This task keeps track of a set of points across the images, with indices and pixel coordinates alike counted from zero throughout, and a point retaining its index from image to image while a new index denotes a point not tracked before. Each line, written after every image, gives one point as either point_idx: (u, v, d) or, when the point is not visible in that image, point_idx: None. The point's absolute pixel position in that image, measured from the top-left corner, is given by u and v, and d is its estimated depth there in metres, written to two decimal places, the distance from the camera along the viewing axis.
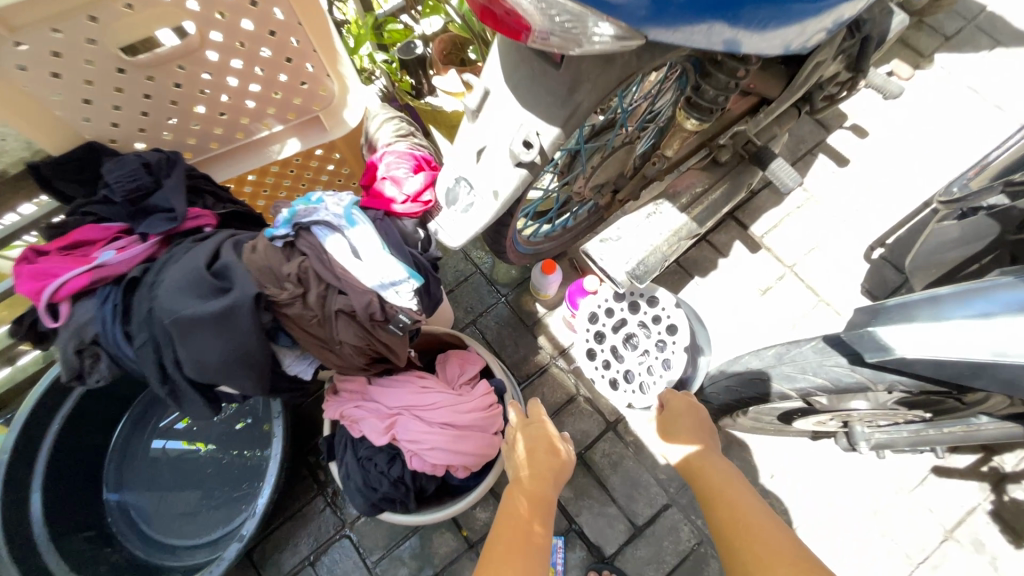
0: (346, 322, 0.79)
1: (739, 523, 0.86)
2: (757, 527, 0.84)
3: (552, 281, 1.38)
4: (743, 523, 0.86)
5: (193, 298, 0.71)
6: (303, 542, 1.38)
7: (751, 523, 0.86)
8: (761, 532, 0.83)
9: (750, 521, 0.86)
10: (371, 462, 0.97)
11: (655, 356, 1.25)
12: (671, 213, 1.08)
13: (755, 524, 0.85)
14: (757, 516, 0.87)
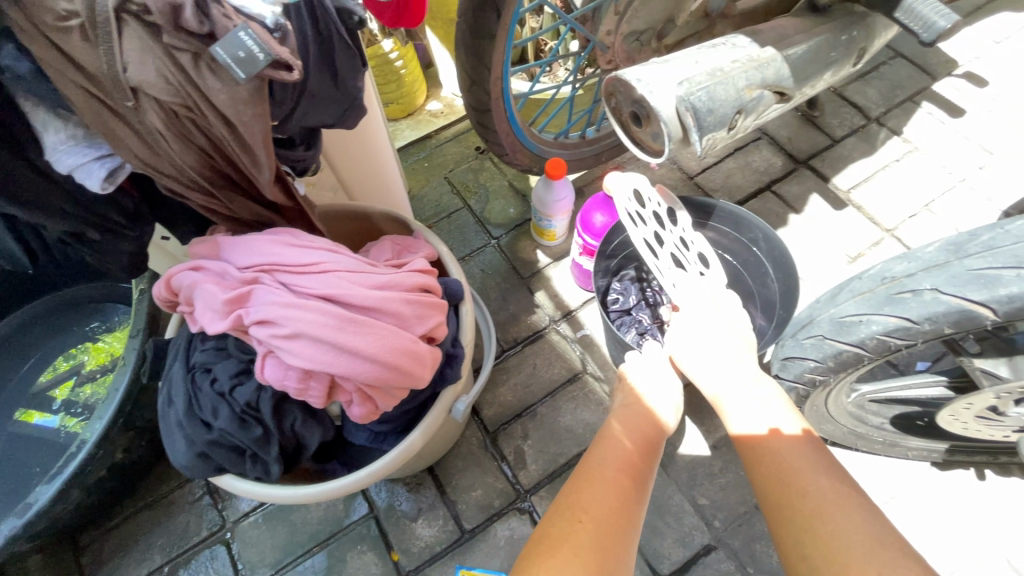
0: (139, 43, 0.41)
1: (788, 474, 0.56)
2: (822, 493, 0.54)
3: (562, 198, 0.99)
4: (797, 480, 0.55)
5: None
6: (156, 547, 0.94)
7: (808, 477, 0.55)
8: (818, 493, 0.54)
9: (807, 476, 0.55)
10: (208, 376, 0.55)
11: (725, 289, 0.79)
12: (749, 47, 0.68)
13: (819, 487, 0.54)
14: (812, 465, 0.56)
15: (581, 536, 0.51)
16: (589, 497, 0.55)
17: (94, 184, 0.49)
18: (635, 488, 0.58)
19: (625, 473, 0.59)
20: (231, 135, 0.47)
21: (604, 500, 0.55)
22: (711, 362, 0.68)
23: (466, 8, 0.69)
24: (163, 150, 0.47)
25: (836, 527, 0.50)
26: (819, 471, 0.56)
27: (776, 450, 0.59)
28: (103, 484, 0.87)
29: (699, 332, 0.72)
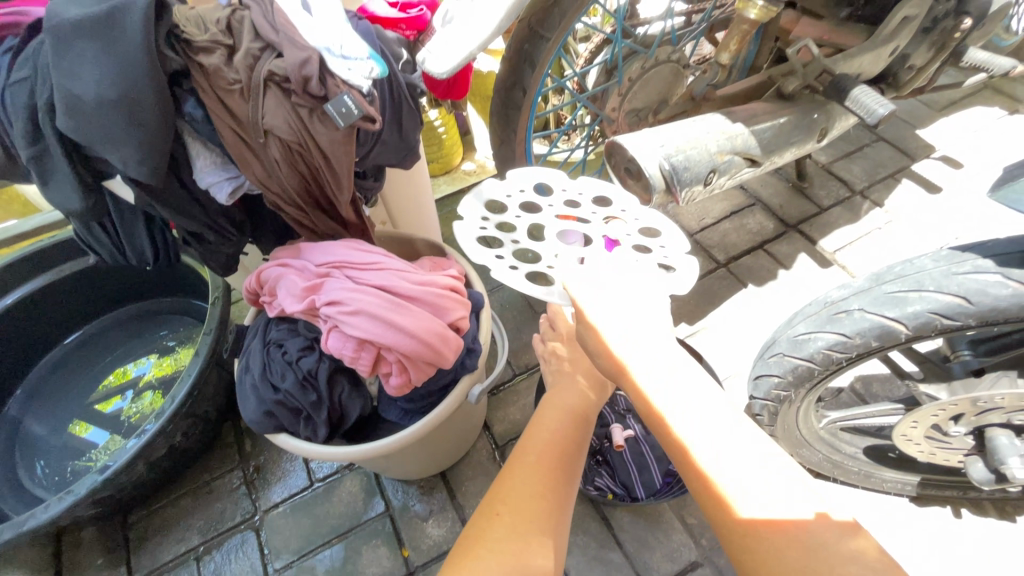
0: (277, 100, 0.60)
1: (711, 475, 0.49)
2: (756, 493, 0.46)
3: None
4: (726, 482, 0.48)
5: (85, 7, 0.57)
6: (194, 528, 1.05)
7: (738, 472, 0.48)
8: (757, 504, 0.46)
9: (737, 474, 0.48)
10: (280, 349, 0.70)
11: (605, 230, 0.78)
12: (721, 121, 0.86)
13: (747, 488, 0.47)
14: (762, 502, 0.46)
15: (499, 528, 0.54)
16: (511, 487, 0.59)
17: (221, 197, 0.67)
18: (560, 470, 0.62)
19: (549, 453, 0.63)
20: (326, 166, 0.65)
21: (525, 492, 0.58)
22: (676, 381, 0.53)
23: (502, 87, 0.89)
24: (277, 174, 0.65)
25: (778, 549, 0.44)
26: (750, 454, 0.49)
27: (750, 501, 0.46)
28: (161, 462, 1.01)
29: (641, 333, 0.58)
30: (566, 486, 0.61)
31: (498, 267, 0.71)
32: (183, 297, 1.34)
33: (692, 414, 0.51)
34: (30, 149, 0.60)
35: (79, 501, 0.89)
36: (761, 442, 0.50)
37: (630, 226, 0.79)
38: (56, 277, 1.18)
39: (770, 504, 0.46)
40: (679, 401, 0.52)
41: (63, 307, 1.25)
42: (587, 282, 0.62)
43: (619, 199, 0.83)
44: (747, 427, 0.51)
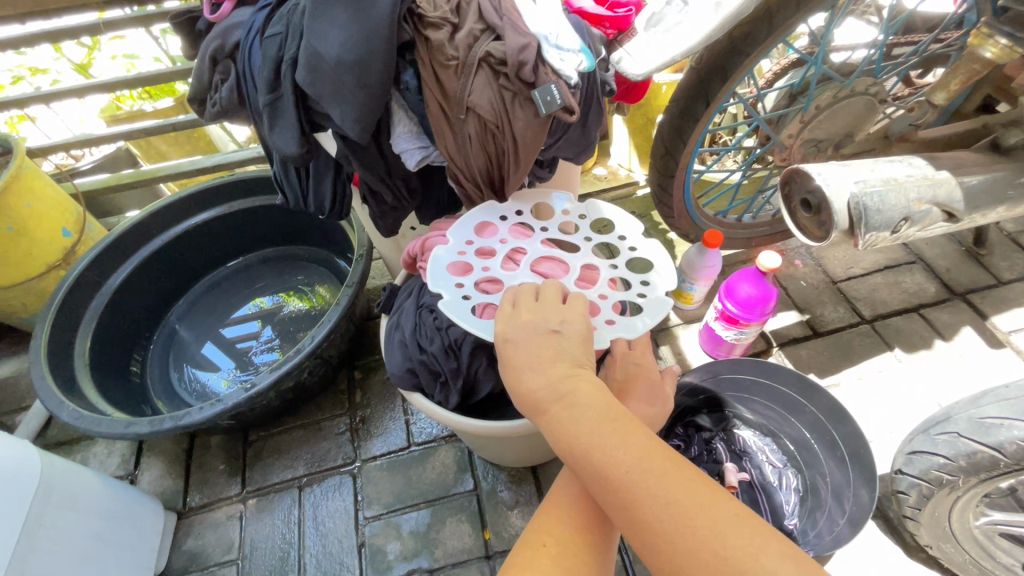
0: (485, 80, 0.63)
1: (635, 517, 0.45)
2: (681, 533, 0.42)
3: (709, 265, 1.09)
4: (649, 522, 0.44)
5: None
6: (302, 460, 1.14)
7: (664, 514, 0.43)
8: (685, 541, 0.42)
9: (659, 513, 0.44)
10: (432, 314, 0.74)
11: (600, 264, 0.73)
12: (924, 165, 0.77)
13: (672, 529, 0.43)
14: (678, 500, 0.44)
15: (546, 563, 0.50)
16: (552, 522, 0.55)
17: (410, 163, 0.72)
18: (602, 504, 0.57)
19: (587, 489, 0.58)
20: (513, 150, 0.68)
21: (568, 527, 0.54)
22: (577, 409, 0.50)
23: (683, 97, 0.87)
24: (467, 151, 0.68)
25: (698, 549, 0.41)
26: (676, 492, 0.44)
27: (661, 505, 0.44)
28: (287, 393, 1.11)
29: (557, 359, 0.54)
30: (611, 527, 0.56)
31: (451, 299, 0.66)
32: (322, 248, 1.46)
33: (614, 462, 0.47)
34: (267, 97, 0.69)
35: (224, 411, 1.00)
36: (689, 475, 0.45)
37: (620, 260, 0.74)
38: (227, 211, 1.34)
39: (675, 524, 0.43)
40: (600, 446, 0.48)
41: (227, 238, 1.42)
42: (502, 316, 0.59)
43: (617, 226, 0.78)
44: (674, 459, 0.47)
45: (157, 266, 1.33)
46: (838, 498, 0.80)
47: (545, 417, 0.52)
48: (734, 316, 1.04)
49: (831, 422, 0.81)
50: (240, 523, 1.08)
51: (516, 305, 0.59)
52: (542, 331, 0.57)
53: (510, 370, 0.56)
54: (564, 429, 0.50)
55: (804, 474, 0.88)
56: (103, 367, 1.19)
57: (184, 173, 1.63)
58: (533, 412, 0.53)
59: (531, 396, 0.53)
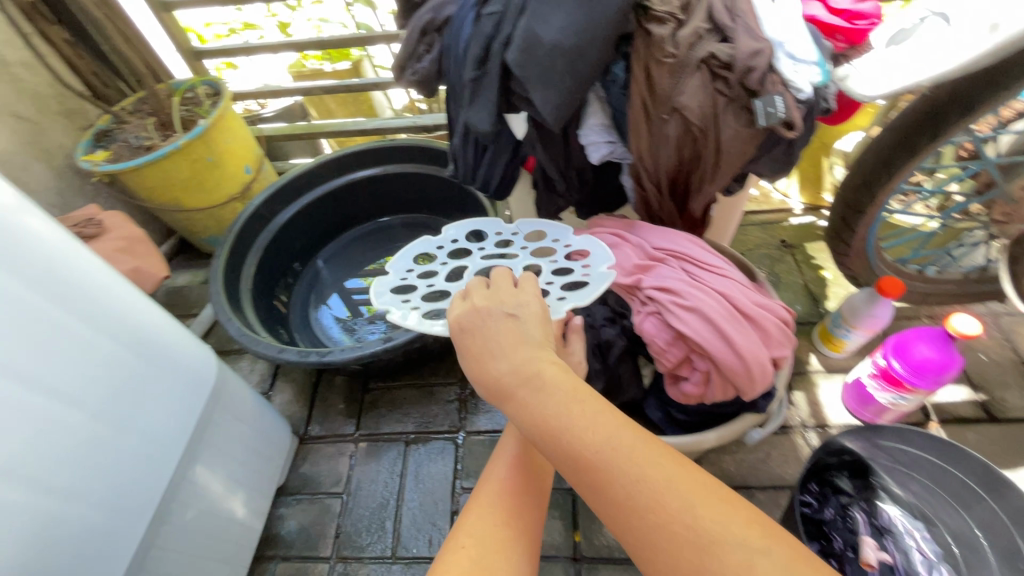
0: (701, 82, 0.60)
1: (608, 495, 0.43)
2: (651, 509, 0.41)
3: (878, 316, 0.98)
4: (621, 499, 0.42)
5: None
6: (412, 418, 1.21)
7: (634, 490, 0.42)
8: (656, 519, 0.40)
9: (633, 485, 0.42)
10: (585, 310, 0.74)
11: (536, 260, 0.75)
12: None
13: (644, 503, 0.41)
14: (649, 476, 0.42)
15: (462, 560, 0.49)
16: (471, 522, 0.54)
17: (593, 156, 0.70)
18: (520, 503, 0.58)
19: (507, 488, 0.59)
20: (711, 158, 0.64)
21: (484, 526, 0.53)
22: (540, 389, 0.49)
23: (905, 124, 0.79)
24: (660, 152, 0.66)
25: (667, 525, 0.40)
26: (649, 468, 0.43)
27: (629, 479, 0.42)
28: (412, 353, 1.18)
29: (499, 341, 0.54)
30: (529, 522, 0.57)
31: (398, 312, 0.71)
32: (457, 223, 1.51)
33: (580, 437, 0.45)
34: (474, 73, 0.71)
35: (359, 356, 1.08)
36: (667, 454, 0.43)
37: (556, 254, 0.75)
38: (385, 172, 1.43)
39: (645, 500, 0.41)
40: (570, 423, 0.46)
41: (378, 199, 1.52)
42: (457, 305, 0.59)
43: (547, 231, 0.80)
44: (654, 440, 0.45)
45: (316, 213, 1.46)
46: None
47: (510, 399, 0.51)
48: (899, 379, 0.92)
49: (1015, 526, 0.70)
50: (349, 461, 1.17)
51: (469, 294, 0.60)
52: (500, 316, 0.57)
53: (473, 358, 0.56)
54: (533, 410, 0.49)
55: None
56: (260, 295, 1.34)
57: (347, 132, 1.77)
58: (500, 397, 0.52)
59: (498, 382, 0.52)
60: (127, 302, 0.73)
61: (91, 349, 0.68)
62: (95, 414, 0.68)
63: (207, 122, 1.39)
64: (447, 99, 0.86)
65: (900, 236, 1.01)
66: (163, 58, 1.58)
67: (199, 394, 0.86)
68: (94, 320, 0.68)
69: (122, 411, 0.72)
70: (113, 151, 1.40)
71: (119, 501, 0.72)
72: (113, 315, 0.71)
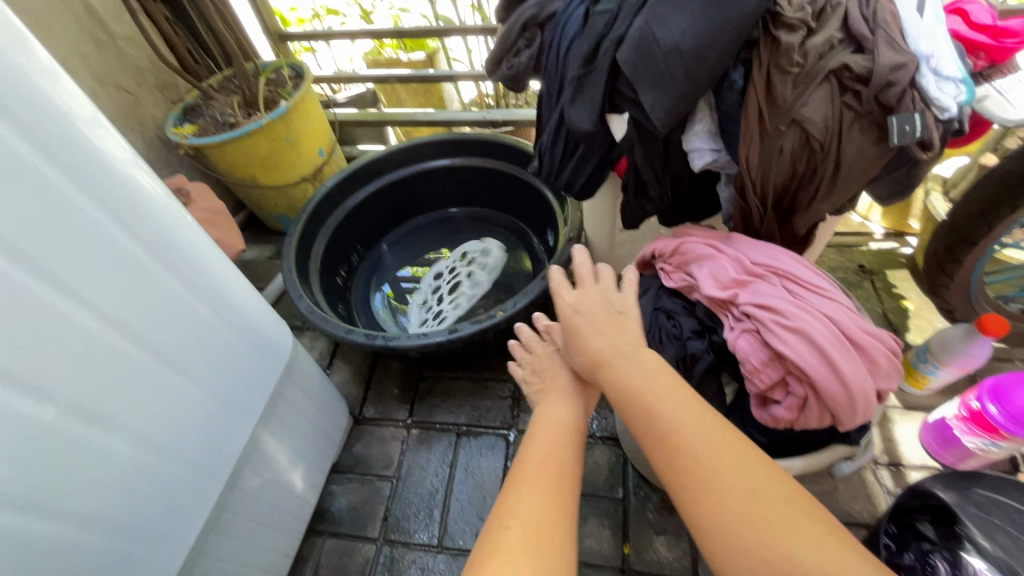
0: (827, 96, 0.58)
1: (722, 507, 0.49)
2: (770, 530, 0.46)
3: (974, 355, 0.91)
4: (739, 514, 0.47)
5: None
6: (464, 410, 1.21)
7: (758, 511, 0.47)
8: (778, 540, 0.45)
9: (753, 512, 0.47)
10: (671, 320, 0.72)
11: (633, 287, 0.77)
12: None
13: (763, 522, 0.46)
14: (773, 507, 0.47)
15: (511, 540, 0.50)
16: (520, 500, 0.55)
17: (696, 164, 0.69)
18: (560, 480, 0.59)
19: (546, 466, 0.60)
20: (829, 176, 0.62)
21: (533, 502, 0.55)
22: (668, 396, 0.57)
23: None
24: (773, 165, 0.63)
25: (786, 547, 0.45)
26: (766, 495, 0.48)
27: (751, 499, 0.48)
28: (471, 346, 1.18)
29: (620, 345, 0.64)
30: (569, 499, 0.57)
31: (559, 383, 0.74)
32: (519, 220, 1.50)
33: (702, 446, 0.52)
34: (579, 70, 0.70)
35: (420, 345, 1.09)
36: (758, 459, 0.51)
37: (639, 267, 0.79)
38: (454, 165, 1.45)
39: (769, 523, 0.46)
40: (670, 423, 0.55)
41: (444, 191, 1.54)
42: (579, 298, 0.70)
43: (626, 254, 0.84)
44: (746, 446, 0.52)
45: (384, 200, 1.49)
46: None
47: (640, 402, 0.58)
48: (994, 424, 0.86)
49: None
50: (401, 446, 1.18)
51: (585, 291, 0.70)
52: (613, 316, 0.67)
53: (595, 356, 0.64)
54: (662, 414, 0.55)
55: None
56: (325, 275, 1.38)
57: (415, 122, 1.79)
58: (626, 397, 0.59)
59: (626, 384, 0.60)
60: (223, 271, 0.76)
61: (187, 313, 0.70)
62: (185, 375, 0.71)
63: (290, 104, 1.43)
64: (539, 96, 0.86)
65: (1008, 272, 0.94)
66: (250, 40, 1.65)
67: (274, 366, 0.88)
68: (193, 285, 0.71)
69: (207, 375, 0.75)
70: (201, 126, 1.46)
71: (202, 462, 0.75)
72: (212, 284, 0.74)
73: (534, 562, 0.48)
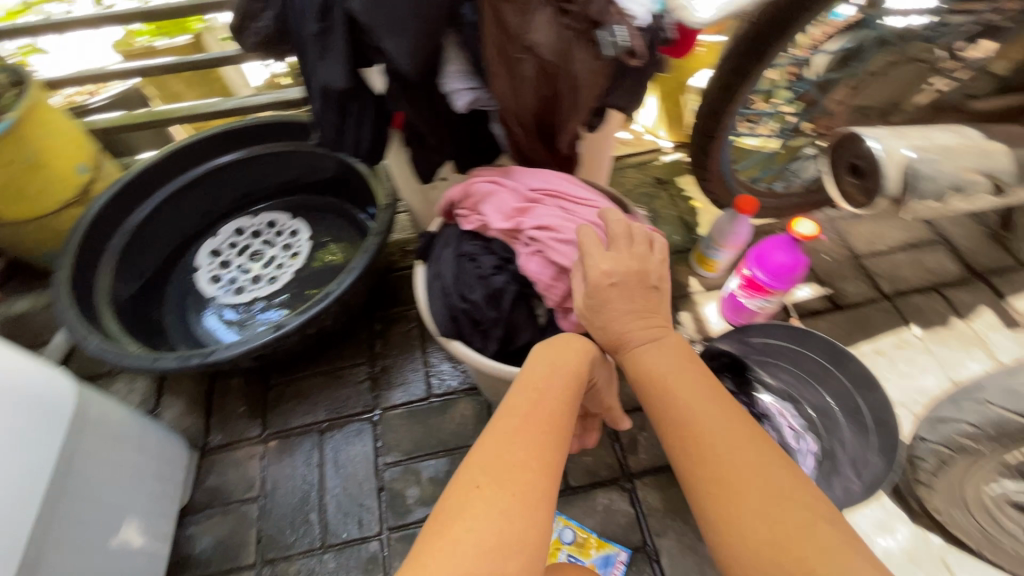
0: (548, 19, 0.61)
1: (742, 497, 0.47)
2: (797, 525, 0.45)
3: (738, 232, 1.09)
4: (760, 508, 0.46)
5: None
6: (322, 406, 1.16)
7: (778, 503, 0.46)
8: (800, 531, 0.44)
9: (783, 510, 0.46)
10: (472, 262, 0.74)
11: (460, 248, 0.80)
12: (977, 137, 0.76)
13: (784, 517, 0.45)
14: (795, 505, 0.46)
15: (483, 502, 0.47)
16: (501, 453, 0.51)
17: (460, 105, 0.71)
18: (550, 434, 0.54)
19: (536, 417, 0.55)
20: (569, 95, 0.66)
21: (517, 457, 0.51)
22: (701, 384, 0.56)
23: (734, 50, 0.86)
24: (521, 94, 0.66)
25: (798, 533, 0.44)
26: (782, 489, 0.47)
27: (775, 495, 0.47)
28: (310, 339, 1.12)
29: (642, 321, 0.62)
30: (553, 455, 0.53)
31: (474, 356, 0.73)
32: (338, 199, 1.42)
33: (731, 444, 0.50)
34: (318, 25, 0.66)
35: (248, 352, 1.00)
36: (782, 460, 0.49)
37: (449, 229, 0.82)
38: (249, 155, 1.33)
39: (788, 514, 0.45)
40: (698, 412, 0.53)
41: (246, 185, 1.40)
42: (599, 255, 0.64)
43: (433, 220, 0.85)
44: (789, 462, 0.50)
45: (174, 208, 1.31)
46: (855, 468, 0.84)
47: (675, 388, 0.56)
48: (762, 284, 1.04)
49: (856, 390, 0.87)
50: (260, 463, 1.10)
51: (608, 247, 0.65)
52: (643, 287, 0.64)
53: (617, 338, 0.63)
54: (690, 403, 0.54)
55: (821, 440, 0.88)
56: (122, 307, 1.19)
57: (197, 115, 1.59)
58: (655, 383, 0.58)
59: (653, 373, 0.59)
60: None
61: None
62: None
63: (13, 116, 1.17)
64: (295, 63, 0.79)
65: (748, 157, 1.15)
66: None
67: (57, 423, 0.75)
68: None
69: None
70: None
71: None
72: None
73: (500, 531, 0.45)
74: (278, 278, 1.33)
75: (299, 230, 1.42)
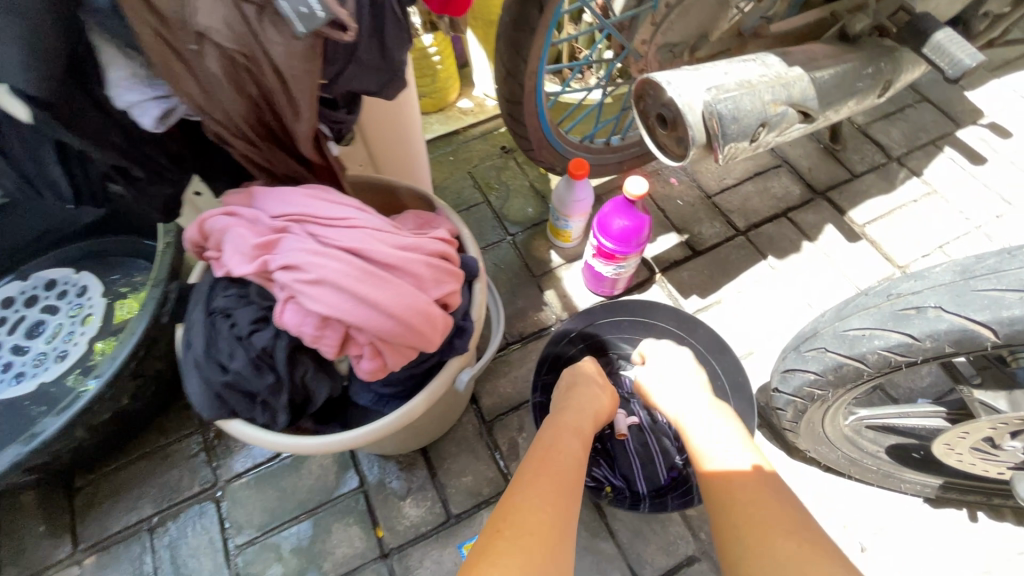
0: None
1: (756, 539, 0.54)
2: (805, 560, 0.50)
3: (580, 199, 1.00)
4: (775, 550, 0.52)
5: None
6: (148, 497, 0.96)
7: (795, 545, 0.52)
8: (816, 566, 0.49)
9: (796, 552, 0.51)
10: (227, 320, 0.57)
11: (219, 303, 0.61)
12: (779, 67, 0.70)
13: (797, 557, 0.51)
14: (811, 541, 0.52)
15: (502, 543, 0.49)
16: (526, 498, 0.54)
17: (148, 122, 0.53)
18: (571, 486, 0.58)
19: (561, 472, 0.60)
20: (282, 89, 0.51)
21: (540, 501, 0.54)
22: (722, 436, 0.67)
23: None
24: (220, 97, 0.51)
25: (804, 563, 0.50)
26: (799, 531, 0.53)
27: (792, 530, 0.53)
28: (108, 428, 0.90)
29: (689, 397, 0.75)
30: (573, 508, 0.56)
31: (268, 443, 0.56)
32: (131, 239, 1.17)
33: (753, 496, 0.58)
34: None
35: (6, 473, 0.78)
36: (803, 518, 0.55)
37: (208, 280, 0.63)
38: None
39: (800, 542, 0.52)
40: (730, 479, 0.61)
41: None
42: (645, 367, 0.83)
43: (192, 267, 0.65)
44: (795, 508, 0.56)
45: None
46: None
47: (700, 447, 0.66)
48: (611, 251, 0.97)
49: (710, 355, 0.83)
50: None
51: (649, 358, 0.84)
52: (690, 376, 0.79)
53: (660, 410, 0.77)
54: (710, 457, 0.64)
55: None
56: None
57: None
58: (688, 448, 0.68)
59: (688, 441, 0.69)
60: None
61: None
62: None
63: None
64: None
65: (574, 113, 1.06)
66: None
67: None
68: None
69: None
70: None
71: None
72: None
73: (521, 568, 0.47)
74: (67, 354, 1.01)
75: (90, 287, 1.09)
